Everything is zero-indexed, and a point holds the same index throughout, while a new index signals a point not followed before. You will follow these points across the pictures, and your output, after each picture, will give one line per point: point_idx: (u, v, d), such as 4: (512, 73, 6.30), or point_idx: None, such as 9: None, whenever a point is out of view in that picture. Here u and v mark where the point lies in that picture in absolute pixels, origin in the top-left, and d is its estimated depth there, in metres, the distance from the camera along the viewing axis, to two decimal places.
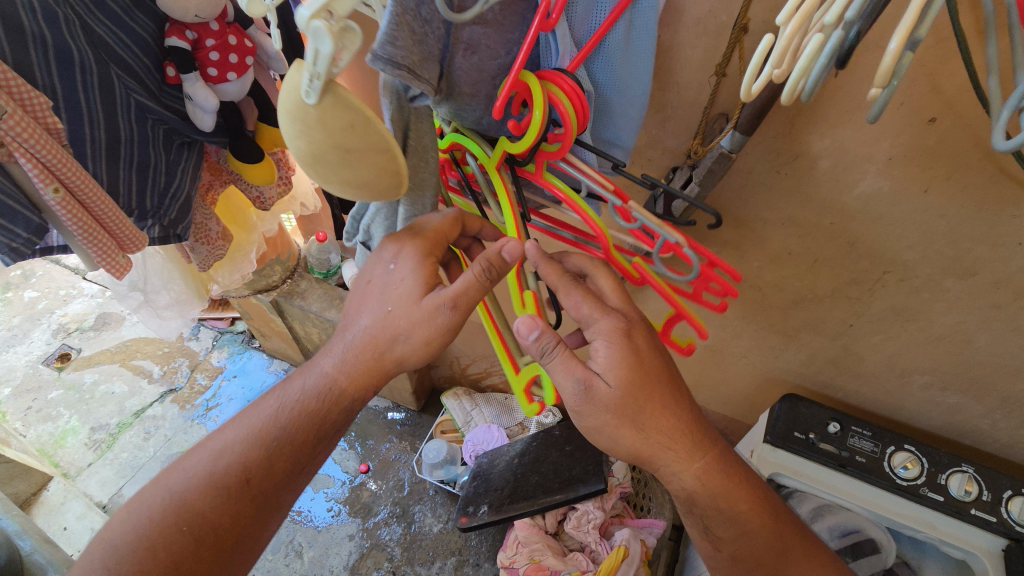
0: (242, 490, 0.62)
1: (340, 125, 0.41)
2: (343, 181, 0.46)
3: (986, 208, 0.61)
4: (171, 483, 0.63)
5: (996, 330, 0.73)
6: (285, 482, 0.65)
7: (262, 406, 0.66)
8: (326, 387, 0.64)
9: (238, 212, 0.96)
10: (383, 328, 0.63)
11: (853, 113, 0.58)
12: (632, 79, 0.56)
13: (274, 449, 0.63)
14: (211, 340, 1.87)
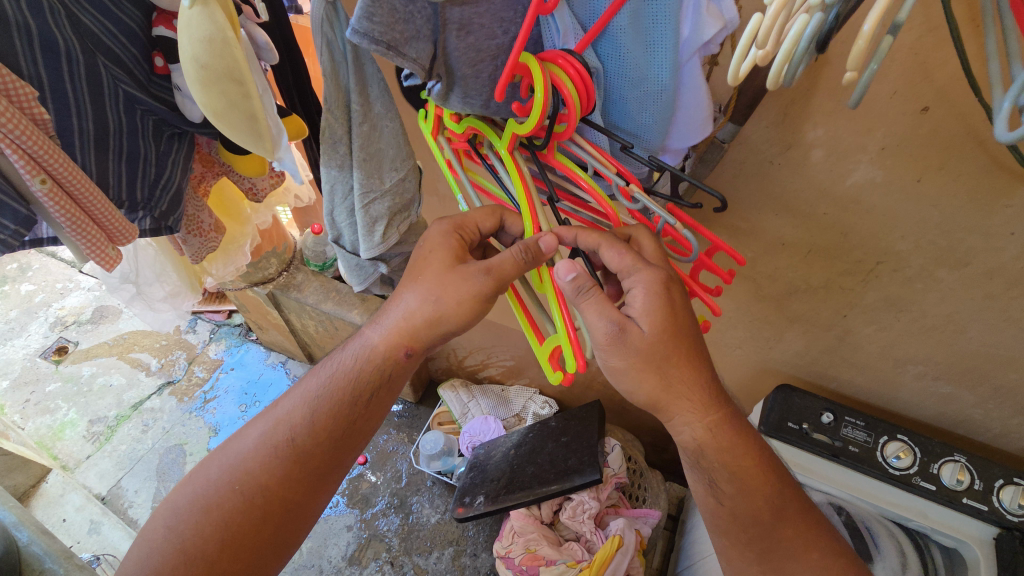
0: (290, 454, 0.67)
1: (205, 42, 0.55)
2: (206, 104, 0.60)
3: (978, 197, 0.61)
4: (234, 450, 0.70)
5: (989, 321, 0.73)
6: (330, 450, 0.68)
7: (310, 378, 0.72)
8: (362, 358, 0.68)
9: (231, 203, 0.96)
10: (415, 303, 0.65)
11: (845, 103, 0.58)
12: (649, 68, 0.50)
13: (317, 417, 0.68)
14: (208, 333, 1.87)
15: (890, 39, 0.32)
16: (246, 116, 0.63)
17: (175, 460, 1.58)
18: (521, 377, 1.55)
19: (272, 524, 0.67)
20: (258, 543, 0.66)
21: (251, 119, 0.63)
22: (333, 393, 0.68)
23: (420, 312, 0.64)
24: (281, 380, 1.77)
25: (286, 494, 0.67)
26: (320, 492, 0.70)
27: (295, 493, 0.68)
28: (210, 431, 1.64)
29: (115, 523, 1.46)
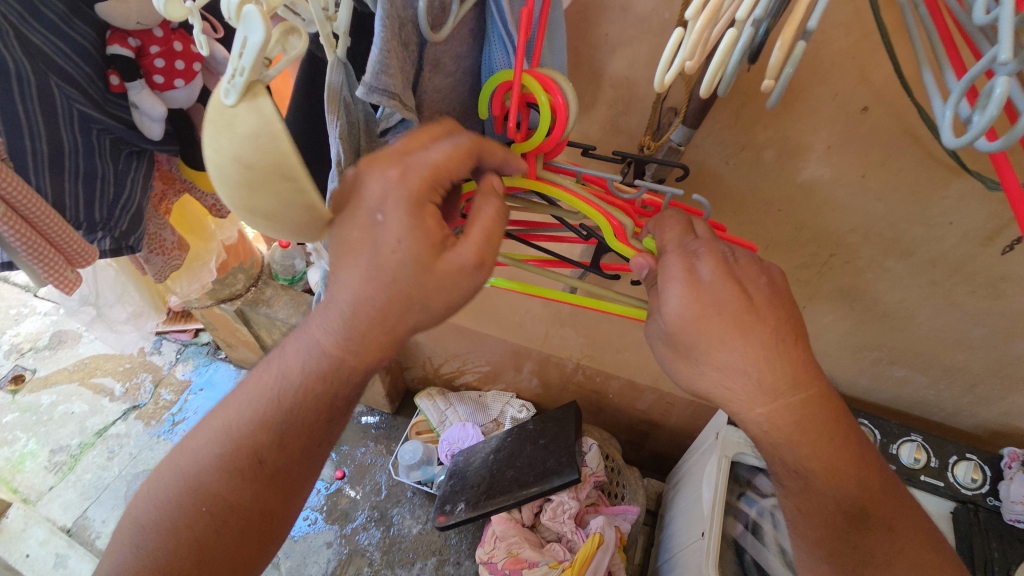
0: (258, 468, 0.56)
1: (247, 133, 0.37)
2: (250, 208, 0.42)
3: (918, 189, 0.64)
4: (183, 462, 0.58)
5: (934, 305, 0.78)
6: (303, 457, 0.58)
7: (259, 384, 0.57)
8: (320, 364, 0.54)
9: (195, 220, 0.94)
10: (385, 297, 0.49)
11: (791, 104, 0.61)
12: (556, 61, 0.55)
13: (284, 429, 0.56)
14: (175, 354, 1.83)
15: (801, 47, 0.34)
16: (306, 215, 0.43)
17: None
18: (498, 382, 1.56)
19: (250, 536, 0.58)
20: (234, 567, 0.57)
21: (312, 218, 0.44)
22: (298, 402, 0.55)
23: (393, 308, 0.50)
24: None
25: (260, 511, 0.58)
26: (295, 499, 0.61)
27: (269, 508, 0.58)
28: None
29: (82, 556, 1.40)
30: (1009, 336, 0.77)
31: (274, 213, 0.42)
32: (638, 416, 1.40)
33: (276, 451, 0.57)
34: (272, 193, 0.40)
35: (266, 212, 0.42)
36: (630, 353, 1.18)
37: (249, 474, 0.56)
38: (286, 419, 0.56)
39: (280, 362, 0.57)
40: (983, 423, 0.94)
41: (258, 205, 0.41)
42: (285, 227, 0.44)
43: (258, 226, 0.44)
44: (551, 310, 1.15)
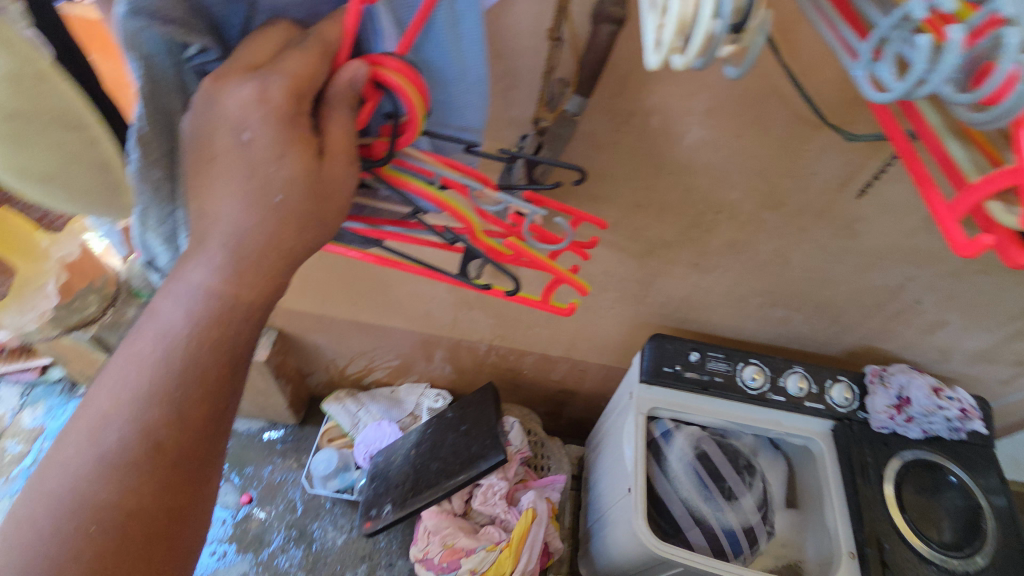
0: (159, 467, 0.44)
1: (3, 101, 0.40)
2: (32, 169, 0.45)
3: (787, 145, 0.70)
4: (45, 490, 0.44)
5: (805, 249, 0.86)
6: (213, 435, 0.47)
7: (131, 356, 0.44)
8: (214, 311, 0.43)
9: (20, 238, 0.72)
10: (283, 229, 0.43)
11: (673, 70, 0.62)
12: (467, 65, 0.49)
13: (180, 399, 0.44)
14: (19, 398, 1.54)
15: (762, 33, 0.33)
16: (96, 175, 0.49)
17: None
18: (410, 374, 1.50)
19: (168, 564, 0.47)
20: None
21: (101, 178, 0.50)
22: (191, 363, 0.44)
23: (291, 234, 0.43)
24: None
25: (170, 516, 0.46)
26: (208, 498, 0.49)
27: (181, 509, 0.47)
28: None
29: None
30: (863, 270, 0.88)
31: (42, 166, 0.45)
32: (552, 387, 1.43)
33: (173, 468, 0.45)
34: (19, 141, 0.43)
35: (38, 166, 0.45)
36: (540, 327, 1.18)
37: (148, 472, 0.44)
38: (190, 418, 0.45)
39: (151, 327, 0.44)
40: (846, 347, 1.08)
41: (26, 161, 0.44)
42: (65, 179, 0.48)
43: (39, 194, 0.48)
44: (458, 295, 1.12)
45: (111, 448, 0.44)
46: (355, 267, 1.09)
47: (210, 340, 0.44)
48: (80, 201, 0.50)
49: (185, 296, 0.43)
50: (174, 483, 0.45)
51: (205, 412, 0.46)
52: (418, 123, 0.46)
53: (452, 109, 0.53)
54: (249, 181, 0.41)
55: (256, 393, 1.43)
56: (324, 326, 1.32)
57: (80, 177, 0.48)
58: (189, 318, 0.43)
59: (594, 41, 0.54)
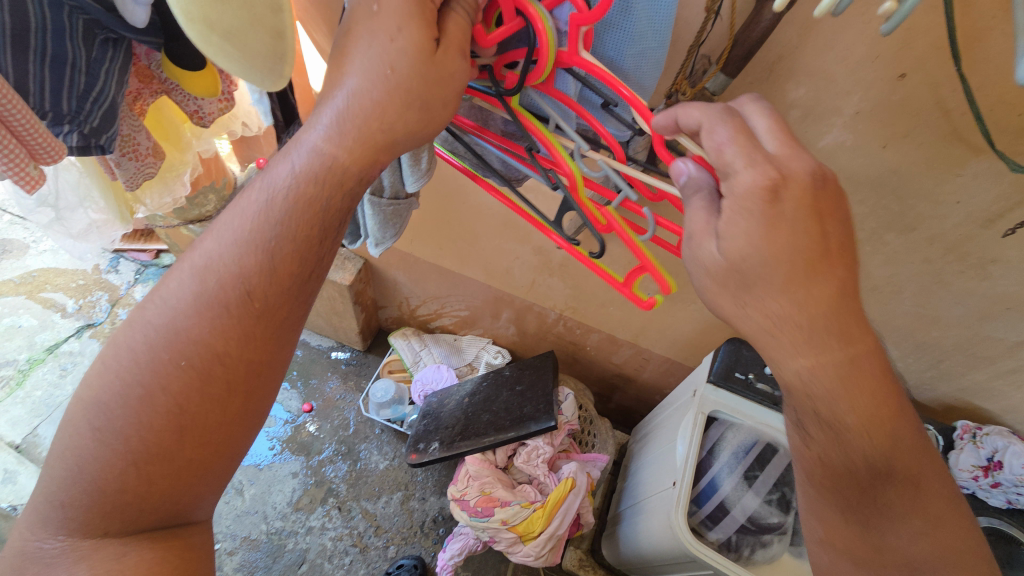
0: (245, 310, 0.52)
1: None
2: (218, 17, 0.41)
3: (936, 165, 0.65)
4: (149, 321, 0.52)
5: (922, 282, 0.81)
6: (294, 296, 0.54)
7: (242, 206, 0.52)
8: (313, 171, 0.49)
9: (172, 126, 0.79)
10: (388, 101, 0.45)
11: (828, 63, 0.59)
12: (650, 25, 0.50)
13: (274, 251, 0.51)
14: (133, 274, 1.72)
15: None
16: (270, 40, 0.45)
17: None
18: (474, 327, 1.54)
19: (241, 396, 0.55)
20: (202, 438, 0.53)
21: (275, 44, 0.45)
22: (287, 220, 0.50)
23: (398, 109, 0.45)
24: None
25: (251, 359, 0.54)
26: (283, 351, 0.57)
27: (260, 358, 0.54)
28: None
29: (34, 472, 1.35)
30: (984, 317, 0.81)
31: (230, 29, 0.42)
32: (611, 370, 1.43)
33: (258, 315, 0.52)
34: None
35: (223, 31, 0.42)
36: (615, 307, 1.18)
37: (235, 315, 0.52)
38: (281, 275, 0.52)
39: (262, 179, 0.51)
40: (939, 396, 1.01)
41: (221, 21, 0.41)
42: (246, 57, 0.44)
43: (218, 55, 0.43)
44: (541, 259, 1.13)
45: (208, 292, 0.51)
46: (449, 212, 1.13)
47: (309, 199, 0.50)
48: (248, 67, 0.45)
49: (299, 149, 0.49)
50: (256, 328, 0.53)
51: (291, 269, 0.52)
52: (544, 67, 0.45)
53: (615, 70, 0.53)
54: (374, 52, 0.44)
55: (332, 313, 1.53)
56: (407, 264, 1.38)
57: (256, 32, 0.44)
58: (296, 172, 0.49)
59: (757, 19, 0.52)
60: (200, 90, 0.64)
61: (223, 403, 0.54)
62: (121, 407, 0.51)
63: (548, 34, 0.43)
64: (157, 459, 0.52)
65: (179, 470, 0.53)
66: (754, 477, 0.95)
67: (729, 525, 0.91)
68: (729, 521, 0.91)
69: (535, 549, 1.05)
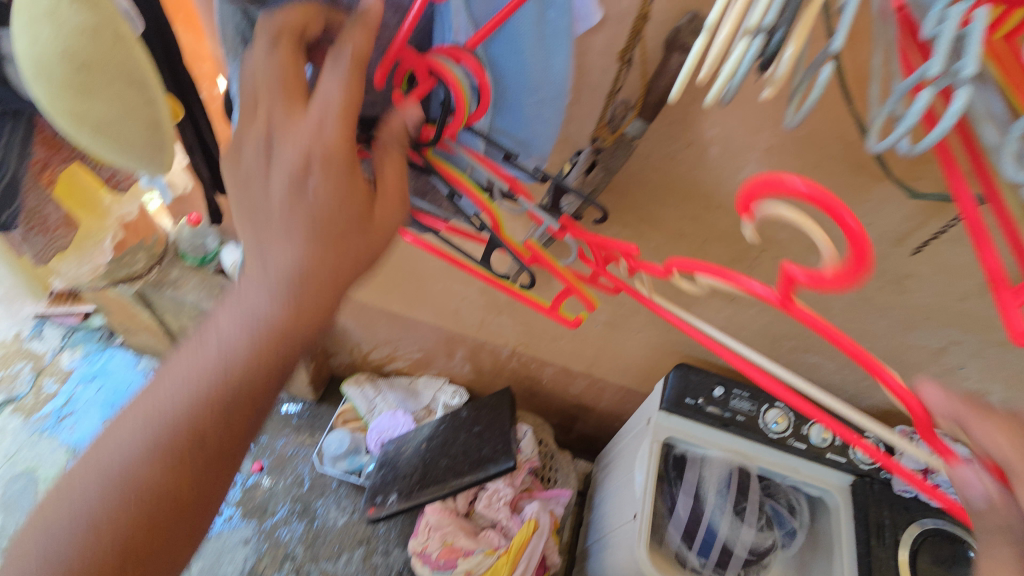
0: (195, 453, 0.50)
1: (72, 28, 0.42)
2: (96, 106, 0.46)
3: (846, 191, 0.69)
4: (88, 470, 0.49)
5: (849, 299, 0.85)
6: (246, 434, 0.53)
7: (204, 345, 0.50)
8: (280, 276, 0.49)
9: None
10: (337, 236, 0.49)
11: (737, 104, 0.62)
12: (547, 77, 0.50)
13: (226, 394, 0.50)
14: (60, 339, 1.62)
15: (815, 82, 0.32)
16: (147, 128, 0.51)
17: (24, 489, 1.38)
18: (429, 368, 1.52)
19: (186, 534, 0.52)
20: (171, 547, 0.51)
21: (151, 132, 0.51)
22: (244, 363, 0.50)
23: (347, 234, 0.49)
24: None
25: (199, 494, 0.51)
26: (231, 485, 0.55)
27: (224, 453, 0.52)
28: (69, 452, 1.45)
29: None
30: (907, 327, 0.86)
31: (100, 120, 0.47)
32: (568, 401, 1.43)
33: (208, 453, 0.51)
34: (87, 94, 0.45)
35: (94, 119, 0.47)
36: (565, 340, 1.18)
37: (185, 458, 0.50)
38: (233, 413, 0.51)
39: (213, 327, 0.51)
40: (877, 403, 1.05)
41: (90, 111, 0.47)
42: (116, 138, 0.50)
43: (95, 140, 0.49)
44: (489, 297, 1.12)
45: (155, 435, 0.49)
46: (393, 257, 1.11)
47: (261, 341, 0.50)
48: (123, 151, 0.51)
49: (252, 293, 0.50)
50: (205, 464, 0.51)
51: (243, 407, 0.51)
52: (460, 120, 0.49)
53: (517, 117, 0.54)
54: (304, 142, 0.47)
55: None
56: (355, 310, 1.35)
57: (132, 118, 0.49)
58: (249, 314, 0.50)
59: (664, 69, 0.55)
60: None
61: (165, 541, 0.50)
62: (86, 539, 0.47)
63: (459, 83, 0.46)
64: None
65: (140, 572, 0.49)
66: (743, 509, 0.99)
67: (736, 564, 0.96)
68: (735, 561, 0.96)
69: None
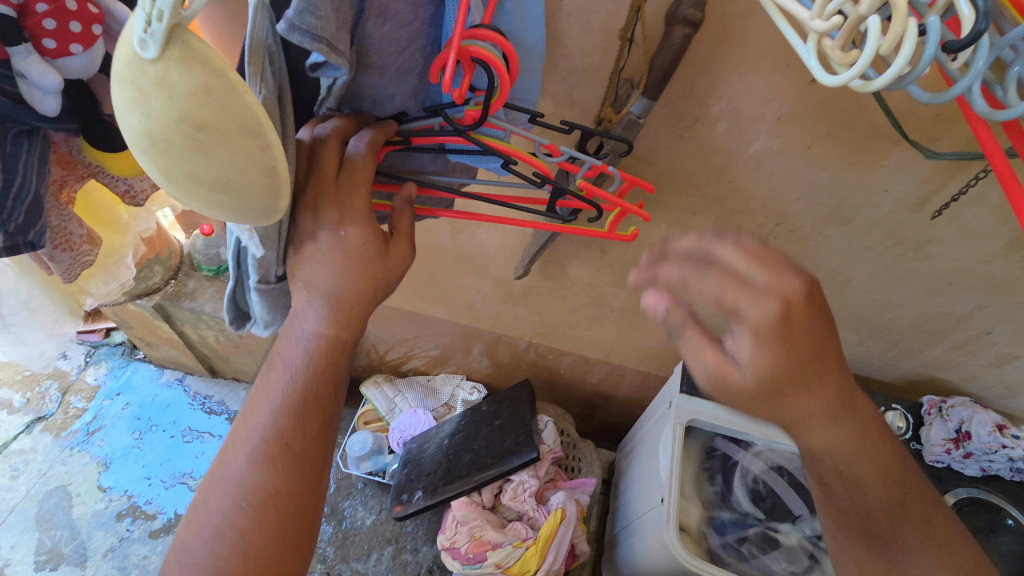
0: (282, 462, 0.59)
1: (187, 93, 0.34)
2: (195, 175, 0.38)
3: (860, 158, 0.67)
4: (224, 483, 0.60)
5: (869, 269, 0.83)
6: (301, 471, 0.60)
7: (271, 383, 0.60)
8: (320, 347, 0.58)
9: (103, 211, 0.86)
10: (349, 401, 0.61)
11: (745, 76, 0.61)
12: (526, 29, 0.51)
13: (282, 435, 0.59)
14: (83, 357, 1.64)
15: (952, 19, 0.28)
16: (261, 178, 0.40)
17: (59, 504, 1.40)
18: (447, 365, 1.51)
19: (287, 508, 0.60)
20: (294, 522, 0.60)
21: (267, 181, 0.40)
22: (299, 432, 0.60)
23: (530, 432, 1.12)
24: (181, 398, 1.61)
25: (289, 500, 0.60)
26: (302, 509, 0.61)
27: (308, 498, 0.61)
28: (99, 467, 1.47)
29: None
30: (929, 294, 0.84)
31: (213, 179, 0.38)
32: (588, 390, 1.42)
33: (290, 463, 0.60)
34: (193, 152, 0.36)
35: (197, 177, 0.38)
36: (581, 328, 1.17)
37: (281, 461, 0.59)
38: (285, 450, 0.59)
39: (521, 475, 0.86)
40: (904, 373, 1.03)
41: (175, 166, 0.37)
42: (232, 197, 0.40)
43: (206, 196, 0.40)
44: (503, 290, 1.12)
45: (259, 461, 0.60)
46: None
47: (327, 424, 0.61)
48: (237, 208, 0.41)
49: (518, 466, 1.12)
50: (290, 477, 0.60)
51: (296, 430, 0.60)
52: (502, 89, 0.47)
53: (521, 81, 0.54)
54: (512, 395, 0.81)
55: None
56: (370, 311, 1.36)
57: (248, 176, 0.39)
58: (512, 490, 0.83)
59: (667, 44, 0.54)
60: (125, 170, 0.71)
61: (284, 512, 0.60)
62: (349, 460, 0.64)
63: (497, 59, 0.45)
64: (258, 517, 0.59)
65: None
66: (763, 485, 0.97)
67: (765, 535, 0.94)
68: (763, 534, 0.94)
69: None
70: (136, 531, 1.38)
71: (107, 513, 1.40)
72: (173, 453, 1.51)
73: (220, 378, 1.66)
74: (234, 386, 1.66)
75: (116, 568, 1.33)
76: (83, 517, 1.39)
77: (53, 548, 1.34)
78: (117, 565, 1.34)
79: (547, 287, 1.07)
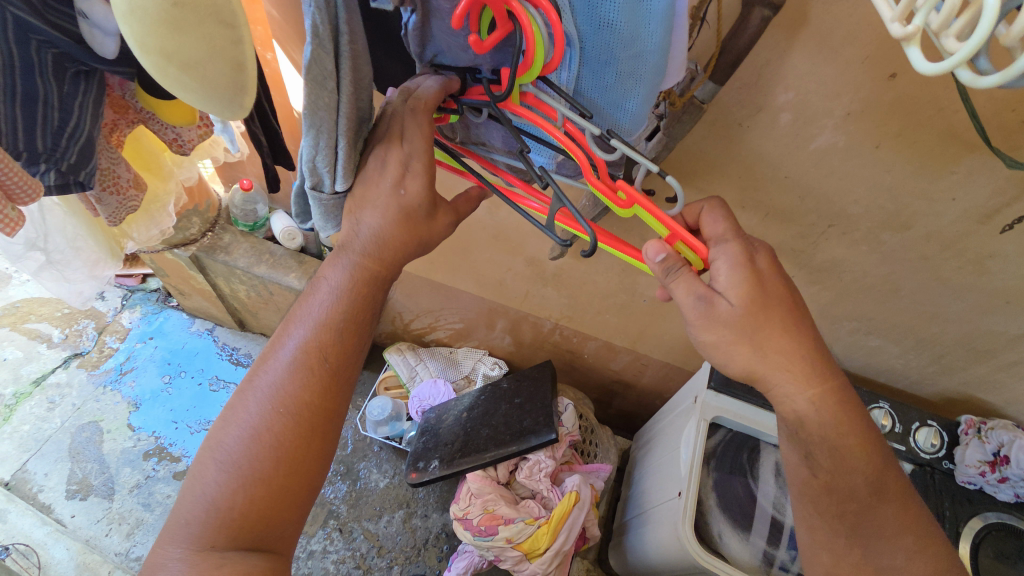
0: (320, 371, 0.66)
1: None
2: (167, 51, 0.40)
3: (929, 164, 0.63)
4: (262, 387, 0.66)
5: (921, 280, 0.80)
6: (333, 382, 0.67)
7: (310, 305, 0.67)
8: (361, 274, 0.65)
9: (151, 156, 0.87)
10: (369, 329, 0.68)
11: (818, 66, 0.58)
12: (641, 30, 0.44)
13: (325, 342, 0.66)
14: (119, 300, 1.69)
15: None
16: (229, 72, 0.43)
17: (90, 439, 1.46)
18: (470, 339, 1.52)
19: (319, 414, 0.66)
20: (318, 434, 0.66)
21: (234, 76, 0.43)
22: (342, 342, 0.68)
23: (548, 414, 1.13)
24: (209, 348, 1.65)
25: (320, 408, 0.66)
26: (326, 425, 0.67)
27: (332, 411, 0.68)
28: (129, 406, 1.53)
29: (24, 510, 1.34)
30: (983, 311, 0.81)
31: (188, 60, 0.41)
32: (610, 377, 1.41)
33: (323, 375, 0.66)
34: (176, 31, 0.39)
35: (168, 53, 0.40)
36: (610, 314, 1.16)
37: (317, 370, 0.66)
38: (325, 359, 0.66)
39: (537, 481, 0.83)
40: (941, 390, 1.00)
41: (151, 39, 0.39)
42: (196, 81, 0.42)
43: (171, 78, 0.42)
44: (535, 269, 1.11)
45: (297, 367, 0.66)
46: None
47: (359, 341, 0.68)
48: (204, 98, 0.43)
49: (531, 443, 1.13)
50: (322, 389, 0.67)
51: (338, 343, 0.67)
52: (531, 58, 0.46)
53: (604, 72, 0.49)
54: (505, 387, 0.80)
55: None
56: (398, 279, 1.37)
57: (216, 65, 0.42)
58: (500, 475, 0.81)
59: (742, 26, 0.51)
60: (175, 119, 0.71)
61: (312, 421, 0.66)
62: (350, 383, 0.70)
63: (534, 29, 0.44)
64: (292, 420, 0.65)
65: (264, 530, 0.63)
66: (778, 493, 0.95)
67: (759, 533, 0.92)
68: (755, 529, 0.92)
69: (542, 566, 1.03)
70: (161, 471, 1.43)
71: (135, 451, 1.46)
72: (199, 401, 1.56)
73: (247, 332, 1.69)
74: (260, 341, 1.69)
75: (140, 504, 1.39)
76: (112, 453, 1.44)
77: (83, 480, 1.40)
78: (142, 501, 1.39)
79: (581, 270, 1.05)
